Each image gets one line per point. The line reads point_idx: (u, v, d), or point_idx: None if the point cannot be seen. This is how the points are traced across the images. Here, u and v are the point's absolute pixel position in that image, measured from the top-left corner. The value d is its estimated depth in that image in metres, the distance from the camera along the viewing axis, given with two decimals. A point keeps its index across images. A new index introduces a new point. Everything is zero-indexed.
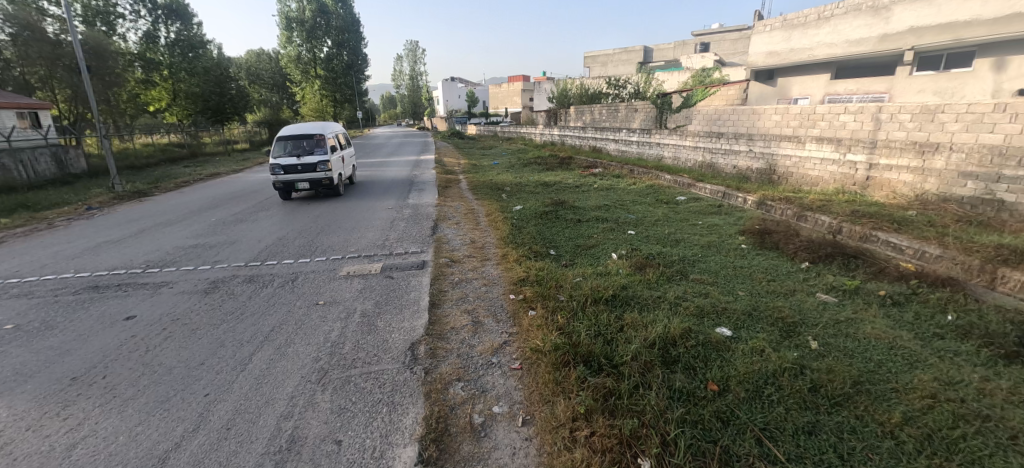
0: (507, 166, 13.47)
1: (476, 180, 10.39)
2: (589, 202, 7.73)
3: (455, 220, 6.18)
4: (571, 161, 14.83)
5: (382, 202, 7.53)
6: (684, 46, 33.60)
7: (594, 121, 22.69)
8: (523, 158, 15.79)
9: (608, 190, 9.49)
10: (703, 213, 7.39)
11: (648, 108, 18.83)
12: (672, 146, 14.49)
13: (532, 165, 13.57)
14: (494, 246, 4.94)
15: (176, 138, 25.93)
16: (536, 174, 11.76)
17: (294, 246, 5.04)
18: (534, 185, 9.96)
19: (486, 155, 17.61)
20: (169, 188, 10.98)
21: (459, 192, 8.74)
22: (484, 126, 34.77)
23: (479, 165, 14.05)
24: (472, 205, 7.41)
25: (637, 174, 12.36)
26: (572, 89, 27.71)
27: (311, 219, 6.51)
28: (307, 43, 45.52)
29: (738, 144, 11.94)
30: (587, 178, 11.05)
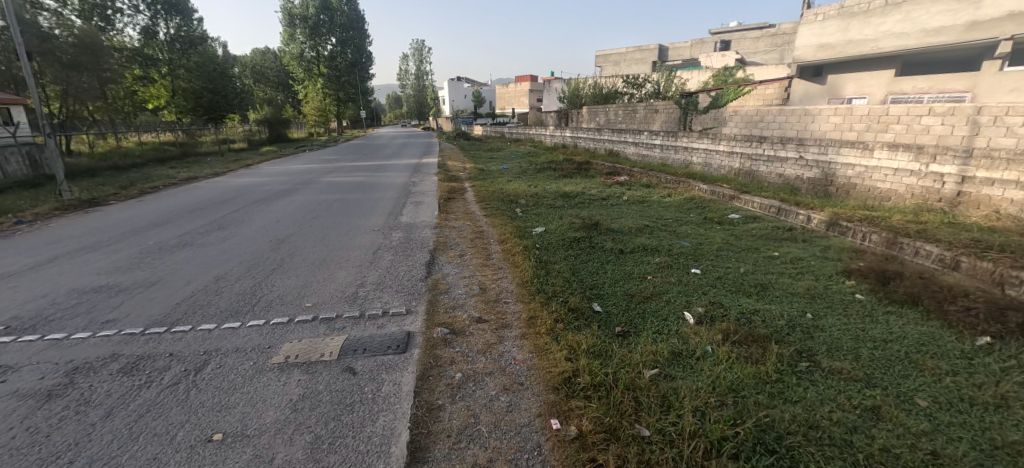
0: (518, 173, 11.96)
1: (484, 189, 8.87)
2: (626, 223, 6.17)
3: (458, 250, 4.65)
4: (588, 165, 13.28)
5: (367, 220, 6.01)
6: (703, 44, 31.94)
7: (610, 122, 21.09)
8: (535, 163, 14.23)
9: (642, 204, 7.91)
10: (773, 239, 5.80)
11: (671, 109, 17.23)
12: (703, 152, 12.91)
13: (547, 171, 12.02)
14: (513, 300, 3.42)
15: (167, 136, 24.60)
16: (552, 182, 10.20)
17: (229, 294, 3.54)
18: (552, 195, 8.42)
19: (494, 158, 16.14)
20: (130, 195, 9.52)
21: (464, 206, 7.22)
22: (491, 127, 33.25)
23: (486, 170, 12.55)
24: (480, 224, 5.88)
25: (665, 180, 10.75)
26: (585, 88, 26.17)
27: (271, 244, 5.00)
28: (311, 41, 44.27)
29: (786, 150, 10.33)
30: (613, 188, 9.48)
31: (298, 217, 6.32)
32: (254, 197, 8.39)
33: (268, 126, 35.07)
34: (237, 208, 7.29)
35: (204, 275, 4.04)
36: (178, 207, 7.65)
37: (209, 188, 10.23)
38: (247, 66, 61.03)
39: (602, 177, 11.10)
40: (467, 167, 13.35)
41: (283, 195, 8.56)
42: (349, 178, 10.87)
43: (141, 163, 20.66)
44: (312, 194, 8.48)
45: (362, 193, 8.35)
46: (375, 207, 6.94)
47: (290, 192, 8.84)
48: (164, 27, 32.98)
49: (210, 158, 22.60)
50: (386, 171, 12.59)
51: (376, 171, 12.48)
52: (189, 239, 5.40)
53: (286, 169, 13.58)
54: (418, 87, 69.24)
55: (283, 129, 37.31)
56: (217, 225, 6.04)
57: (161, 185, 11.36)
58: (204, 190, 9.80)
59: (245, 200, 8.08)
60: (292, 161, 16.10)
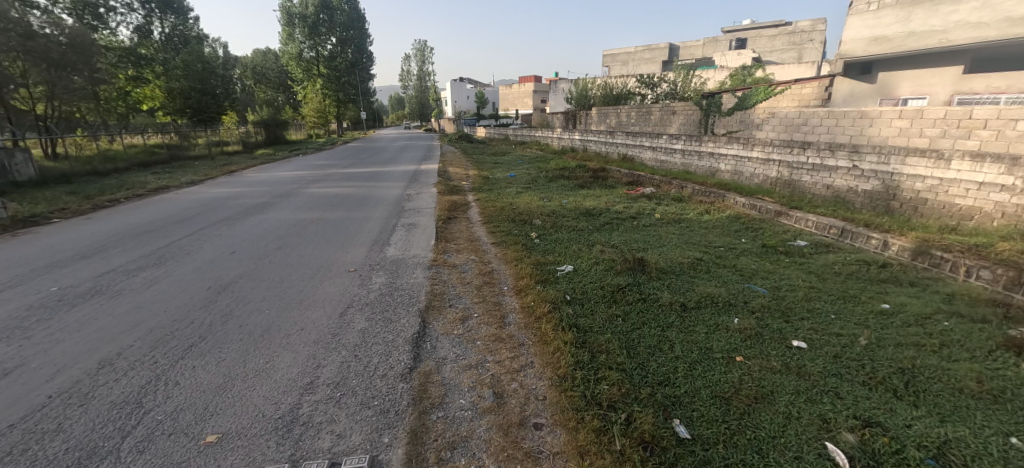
0: (528, 181, 10.61)
1: (492, 204, 7.56)
2: (674, 257, 4.85)
3: (460, 307, 3.34)
4: (604, 173, 11.93)
5: (344, 252, 4.71)
6: (716, 43, 30.53)
7: (622, 124, 19.78)
8: (545, 170, 12.89)
9: (682, 227, 6.56)
10: (868, 280, 4.48)
11: (691, 111, 15.86)
12: (733, 158, 11.56)
13: (561, 181, 10.65)
14: (548, 427, 2.12)
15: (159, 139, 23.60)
16: (569, 194, 8.84)
17: (102, 407, 2.28)
18: (571, 211, 7.08)
19: (499, 163, 14.87)
20: (81, 209, 8.25)
21: (469, 229, 5.90)
22: (494, 129, 31.97)
23: (492, 179, 11.22)
24: (490, 259, 4.57)
25: (697, 192, 9.39)
26: (594, 89, 24.86)
27: (209, 293, 3.72)
28: (310, 40, 43.01)
29: (835, 157, 8.99)
30: (640, 202, 8.09)
31: (260, 246, 5.03)
32: (221, 215, 7.10)
33: (265, 128, 33.87)
34: (194, 230, 6.02)
35: (89, 356, 2.77)
36: (125, 229, 6.38)
37: (176, 200, 8.96)
38: (247, 68, 60.34)
39: (623, 187, 9.72)
40: (469, 175, 12.05)
41: (255, 211, 7.26)
42: (338, 189, 9.58)
43: (125, 167, 19.46)
44: (289, 211, 7.18)
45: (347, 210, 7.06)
46: (359, 230, 5.64)
47: (263, 208, 7.55)
48: (158, 26, 31.79)
49: (198, 162, 21.38)
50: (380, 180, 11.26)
51: (370, 181, 11.16)
52: (107, 281, 4.12)
53: (272, 177, 12.28)
54: (420, 88, 68.01)
55: (281, 131, 36.11)
56: (154, 258, 4.76)
57: (126, 195, 10.10)
58: (168, 204, 8.52)
59: (209, 219, 6.81)
60: (281, 167, 14.79)
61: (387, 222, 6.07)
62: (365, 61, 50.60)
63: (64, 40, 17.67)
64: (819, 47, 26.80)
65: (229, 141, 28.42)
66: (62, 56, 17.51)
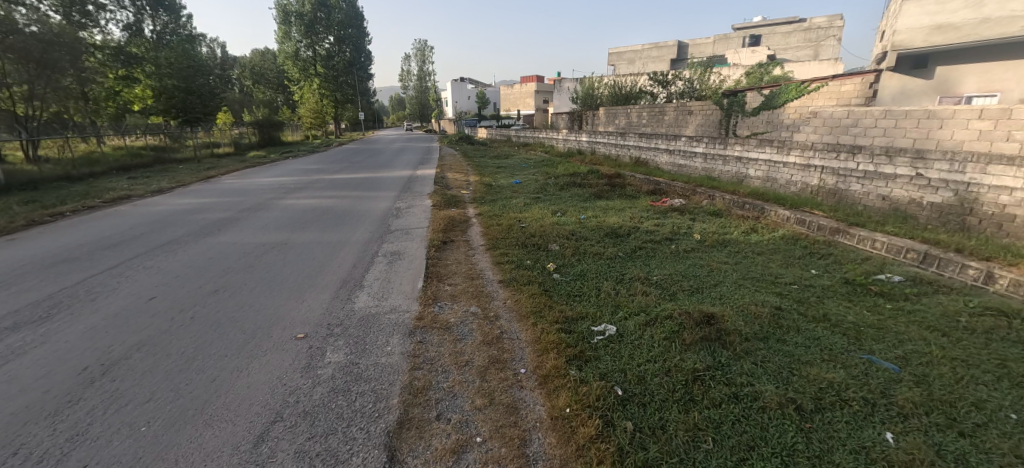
0: (536, 190, 9.29)
1: (497, 221, 6.28)
2: (744, 304, 3.61)
3: (455, 420, 2.10)
4: (621, 180, 10.67)
5: (300, 299, 3.46)
6: (728, 40, 29.24)
7: (633, 125, 18.56)
8: (554, 176, 11.67)
9: (733, 253, 5.28)
10: (1021, 346, 3.24)
11: (711, 111, 14.56)
12: (766, 163, 10.30)
13: (572, 189, 9.33)
14: None
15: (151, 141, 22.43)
16: (586, 206, 7.53)
17: None
18: (594, 230, 5.80)
19: (503, 169, 13.64)
20: (13, 224, 7.02)
21: (469, 259, 4.61)
22: (495, 129, 30.68)
23: (495, 187, 9.90)
24: (497, 312, 3.32)
25: (735, 203, 8.12)
26: (601, 88, 23.66)
27: (79, 381, 2.50)
28: (306, 38, 41.77)
29: (894, 164, 7.74)
30: (671, 218, 6.82)
31: (191, 288, 3.79)
32: (169, 236, 5.86)
33: (259, 129, 32.58)
34: (123, 259, 4.78)
35: None
36: (42, 255, 5.14)
37: (130, 213, 7.73)
38: (245, 69, 59.33)
39: (646, 198, 8.41)
40: (470, 182, 10.80)
41: (212, 229, 6.02)
42: (319, 199, 8.33)
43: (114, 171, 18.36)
44: (252, 228, 5.95)
45: (323, 228, 5.81)
46: (329, 260, 4.40)
47: (223, 226, 6.30)
48: (149, 23, 30.71)
49: (184, 165, 20.19)
50: (371, 187, 9.99)
51: (359, 188, 9.88)
52: None
53: (251, 183, 11.00)
54: (420, 88, 66.69)
55: (276, 133, 34.85)
56: (44, 308, 3.54)
57: (80, 205, 8.89)
58: (117, 218, 7.28)
59: (152, 241, 5.57)
60: (265, 171, 13.54)
61: (366, 248, 4.82)
62: (363, 60, 49.33)
63: (47, 36, 16.48)
64: (836, 43, 25.57)
65: (220, 142, 27.17)
66: (43, 52, 16.34)
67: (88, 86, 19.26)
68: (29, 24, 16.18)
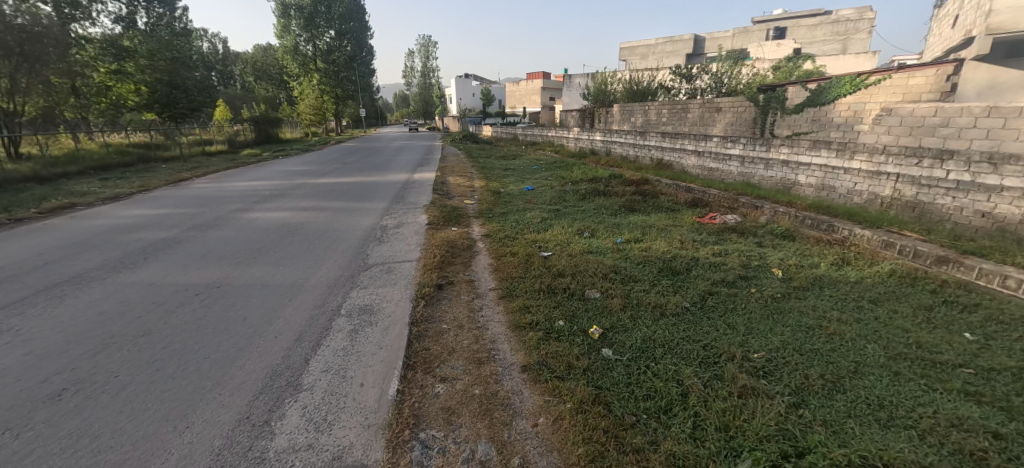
0: (552, 201, 7.75)
1: (509, 248, 4.79)
2: (936, 430, 2.17)
3: None
4: (650, 186, 9.19)
5: (191, 418, 2.04)
6: (748, 34, 27.50)
7: (651, 123, 17.07)
8: (569, 180, 10.21)
9: (839, 303, 3.82)
10: None
11: (744, 108, 13.02)
12: (821, 169, 8.79)
13: (595, 199, 7.79)
14: None
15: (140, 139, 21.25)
16: (619, 226, 6.03)
17: None
18: (642, 264, 4.30)
19: (511, 171, 12.19)
20: None
21: (475, 316, 3.15)
22: (501, 127, 29.12)
23: (502, 195, 8.36)
24: (526, 457, 1.89)
25: (802, 219, 6.58)
26: (615, 84, 22.14)
27: None
28: (306, 31, 40.34)
29: (1001, 174, 6.25)
30: (732, 242, 5.31)
31: (35, 382, 2.38)
32: (80, 265, 4.43)
33: (256, 126, 31.24)
34: None
35: None
36: None
37: (59, 227, 6.31)
38: (246, 64, 58.05)
39: (691, 213, 6.83)
40: (474, 188, 9.26)
41: (140, 256, 4.60)
42: (293, 209, 6.86)
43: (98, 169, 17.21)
44: (189, 257, 4.51)
45: (279, 256, 4.36)
46: (266, 321, 2.96)
47: (159, 249, 4.89)
48: (142, 16, 29.47)
49: (170, 164, 18.92)
50: (358, 192, 8.50)
51: (344, 193, 8.40)
52: None
53: (225, 188, 9.58)
54: (423, 85, 65.17)
55: (274, 130, 33.55)
56: None
57: (18, 214, 7.55)
58: (39, 235, 5.88)
59: (51, 275, 4.16)
60: (247, 173, 12.12)
61: (328, 295, 3.37)
62: (365, 55, 47.87)
63: (32, 28, 15.41)
64: (867, 37, 23.82)
65: (213, 139, 25.87)
66: (23, 45, 15.18)
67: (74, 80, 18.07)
68: (15, 15, 15.10)
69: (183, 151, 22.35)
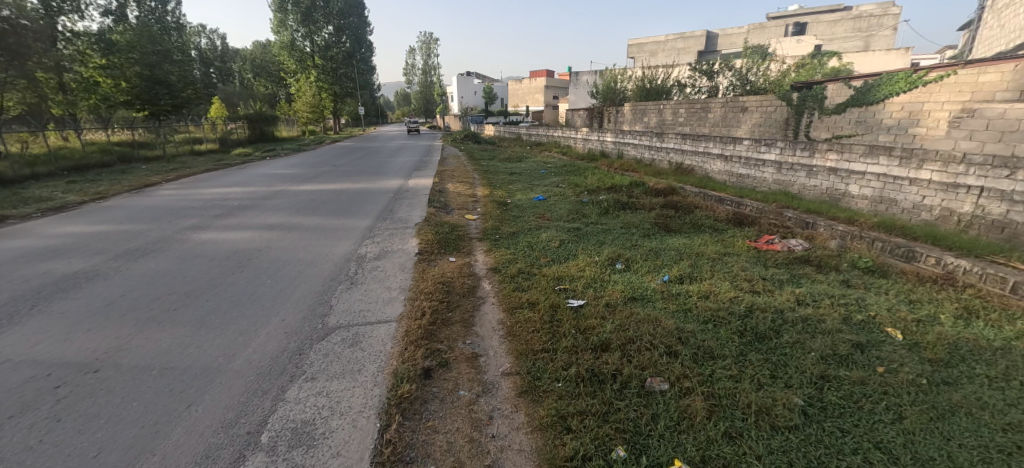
0: (569, 216, 6.47)
1: (524, 290, 3.53)
2: None
3: None
4: (679, 197, 7.98)
5: None
6: (763, 29, 26.17)
7: (667, 124, 15.86)
8: (584, 187, 9.01)
9: (1013, 395, 2.60)
10: None
11: (774, 107, 11.77)
12: (879, 178, 7.58)
13: (621, 214, 6.52)
14: None
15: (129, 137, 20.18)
16: (660, 256, 4.76)
17: None
18: (713, 322, 3.09)
19: (517, 176, 10.97)
20: None
21: (480, 443, 1.96)
22: (504, 127, 27.86)
23: (507, 208, 7.08)
24: None
25: (879, 244, 5.34)
26: (625, 82, 20.91)
27: None
28: (304, 26, 39.15)
29: None
30: (814, 282, 4.06)
31: None
32: None
33: (251, 124, 30.03)
34: None
35: None
36: None
37: None
38: (244, 61, 56.94)
39: (742, 236, 5.55)
40: (475, 198, 7.99)
41: (29, 303, 3.41)
42: (257, 226, 5.64)
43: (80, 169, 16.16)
44: (92, 306, 3.32)
45: (208, 308, 3.15)
46: (135, 459, 1.79)
47: (61, 289, 3.68)
48: (133, 9, 28.43)
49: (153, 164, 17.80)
50: (341, 202, 7.26)
51: (325, 203, 7.16)
52: None
53: (192, 195, 8.36)
54: (424, 83, 63.96)
55: (269, 128, 32.36)
56: None
57: None
58: None
59: None
60: (225, 176, 10.89)
61: (250, 394, 2.16)
62: (364, 52, 46.66)
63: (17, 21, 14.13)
64: (892, 33, 22.51)
65: (204, 138, 24.74)
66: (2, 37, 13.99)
67: (56, 74, 17.06)
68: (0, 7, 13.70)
69: (171, 150, 21.20)
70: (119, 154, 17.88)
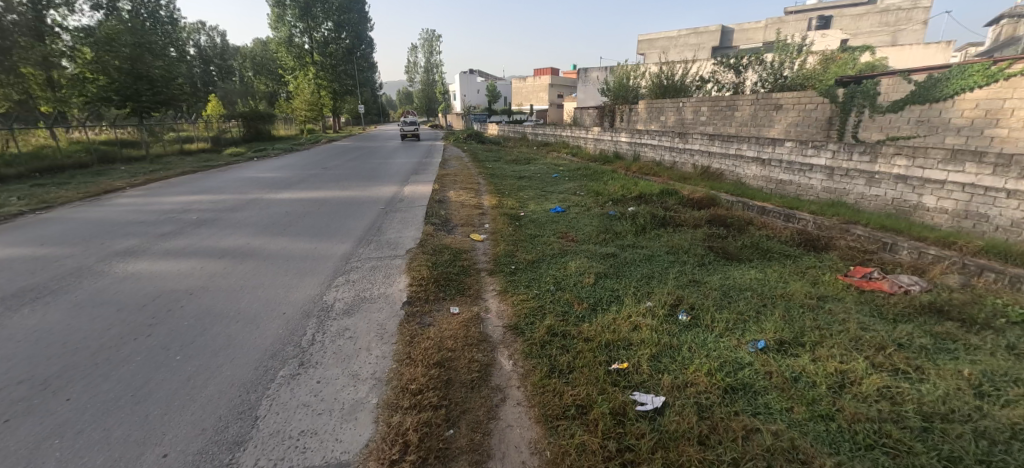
0: (597, 235, 5.20)
1: (564, 377, 2.33)
2: None
3: None
4: (722, 209, 6.75)
5: None
6: (783, 24, 24.83)
7: (688, 123, 14.62)
8: (608, 195, 7.79)
9: None
10: None
11: (814, 104, 10.48)
12: (964, 188, 6.35)
13: (661, 234, 5.26)
14: None
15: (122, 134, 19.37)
16: (735, 301, 3.52)
17: None
18: (881, 453, 1.90)
19: (528, 182, 9.75)
20: None
21: None
22: (508, 126, 26.57)
23: (519, 223, 5.82)
24: None
25: (1010, 280, 4.09)
26: (640, 78, 19.65)
27: None
28: (302, 22, 37.96)
29: None
30: (974, 352, 2.83)
31: None
32: None
33: (246, 122, 28.86)
34: None
35: None
36: None
37: None
38: (243, 59, 55.94)
39: (825, 269, 4.30)
40: (482, 208, 6.78)
41: None
42: (207, 251, 4.43)
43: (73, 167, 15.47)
44: None
45: (62, 419, 1.96)
46: None
47: None
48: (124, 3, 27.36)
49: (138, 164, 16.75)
50: (322, 214, 6.04)
51: (302, 215, 5.95)
52: None
53: (151, 204, 7.15)
54: (427, 81, 62.71)
55: (266, 127, 31.12)
56: None
57: None
58: None
59: None
60: (199, 180, 9.71)
61: None
62: (365, 49, 45.43)
63: None
64: (922, 27, 21.11)
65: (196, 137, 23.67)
66: None
67: None
68: None
69: (158, 149, 20.08)
70: (100, 154, 16.69)
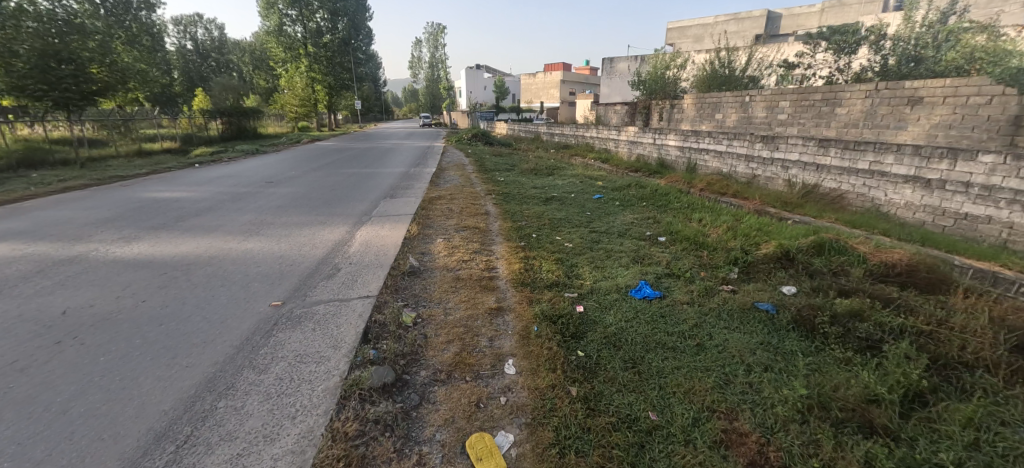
0: (834, 437, 1.87)
1: None
2: None
3: None
4: (977, 297, 3.38)
5: None
6: (843, 8, 21.29)
7: (760, 122, 11.18)
8: (718, 247, 4.41)
9: None
10: None
11: (987, 94, 7.06)
12: None
13: (1003, 439, 1.90)
14: None
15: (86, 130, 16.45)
16: None
17: None
18: None
19: (563, 209, 6.38)
20: None
21: None
22: (519, 125, 23.17)
23: (589, 358, 2.44)
24: None
25: None
26: (682, 67, 16.17)
27: None
28: (294, 10, 34.51)
29: None
30: None
31: None
32: None
33: (229, 119, 25.51)
34: None
35: None
36: None
37: None
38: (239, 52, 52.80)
39: None
40: (500, 285, 3.42)
41: None
42: None
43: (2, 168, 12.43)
44: None
45: None
46: None
47: None
48: None
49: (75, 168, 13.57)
50: (136, 316, 2.67)
51: (86, 326, 2.57)
52: None
53: None
54: (430, 77, 59.47)
55: (250, 124, 27.62)
56: None
57: None
58: None
59: None
60: (65, 204, 6.38)
61: None
62: (363, 41, 42.05)
63: None
64: None
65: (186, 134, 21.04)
66: None
67: None
68: None
69: (123, 148, 17.05)
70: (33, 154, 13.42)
